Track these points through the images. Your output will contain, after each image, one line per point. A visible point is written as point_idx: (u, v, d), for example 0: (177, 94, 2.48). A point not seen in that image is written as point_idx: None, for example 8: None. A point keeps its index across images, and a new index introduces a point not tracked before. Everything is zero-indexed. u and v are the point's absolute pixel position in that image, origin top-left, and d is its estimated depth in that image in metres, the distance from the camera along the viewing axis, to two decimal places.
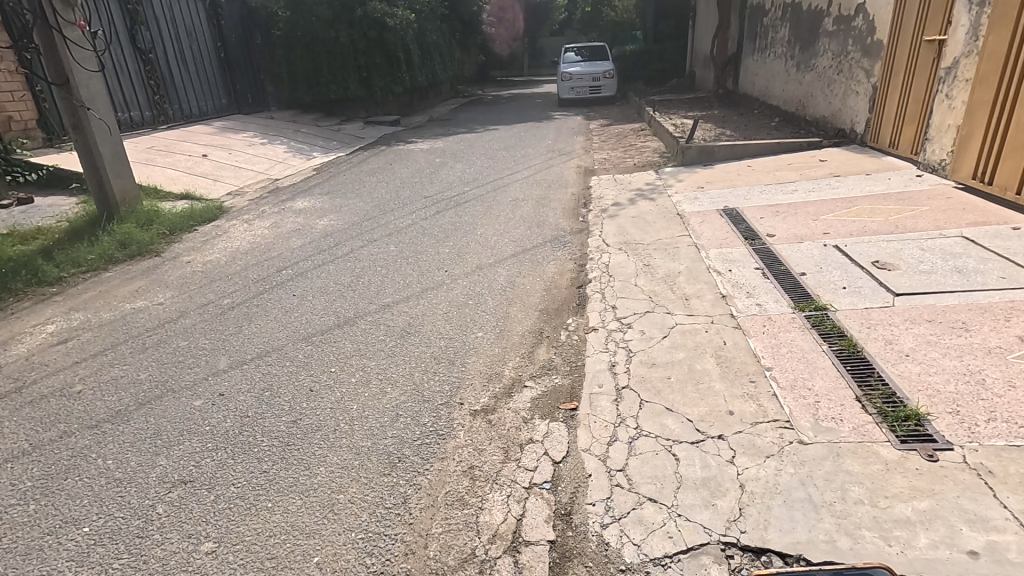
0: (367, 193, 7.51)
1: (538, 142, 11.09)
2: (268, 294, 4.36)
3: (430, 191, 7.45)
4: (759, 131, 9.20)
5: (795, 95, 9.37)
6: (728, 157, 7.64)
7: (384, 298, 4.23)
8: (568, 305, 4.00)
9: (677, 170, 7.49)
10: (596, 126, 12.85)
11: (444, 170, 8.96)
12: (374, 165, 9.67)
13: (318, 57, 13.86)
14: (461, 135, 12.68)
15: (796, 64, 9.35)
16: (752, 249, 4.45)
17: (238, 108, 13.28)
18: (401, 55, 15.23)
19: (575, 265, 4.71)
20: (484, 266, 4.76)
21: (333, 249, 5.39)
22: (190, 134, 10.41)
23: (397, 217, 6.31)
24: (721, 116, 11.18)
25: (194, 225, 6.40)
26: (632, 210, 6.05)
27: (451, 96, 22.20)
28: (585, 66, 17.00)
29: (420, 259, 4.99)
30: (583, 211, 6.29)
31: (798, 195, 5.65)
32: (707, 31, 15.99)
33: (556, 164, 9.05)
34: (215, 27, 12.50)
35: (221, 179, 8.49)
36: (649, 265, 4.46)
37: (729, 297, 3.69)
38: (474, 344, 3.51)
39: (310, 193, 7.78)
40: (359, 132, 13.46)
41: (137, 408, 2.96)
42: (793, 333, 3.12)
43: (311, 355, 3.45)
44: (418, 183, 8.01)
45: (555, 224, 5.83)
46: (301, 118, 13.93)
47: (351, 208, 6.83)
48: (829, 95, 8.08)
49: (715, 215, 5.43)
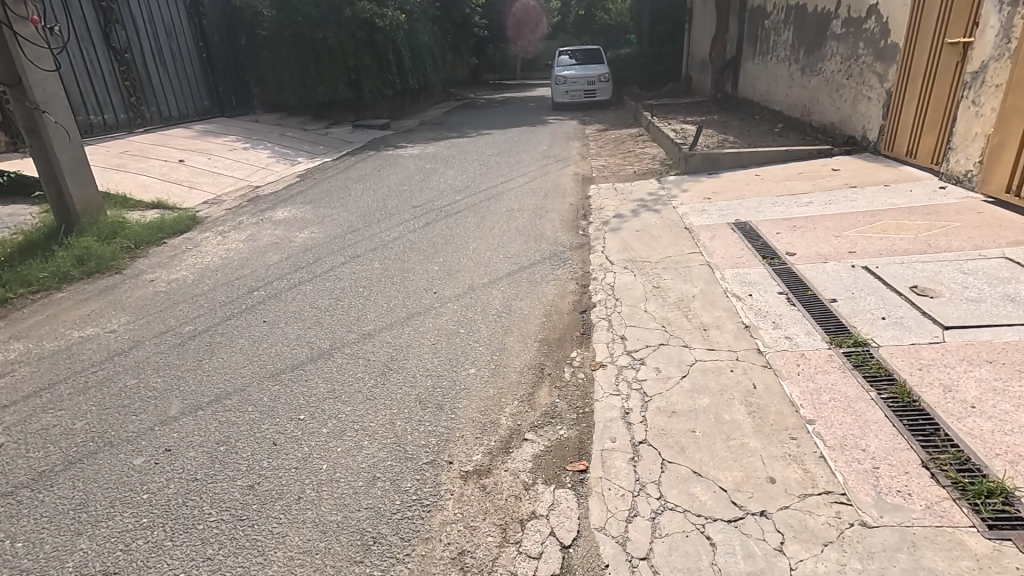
0: (352, 202, 7.06)
1: (534, 147, 10.68)
2: (235, 321, 3.90)
3: (419, 200, 7.01)
4: (763, 137, 8.84)
5: (800, 100, 9.02)
6: (734, 166, 7.26)
7: (365, 325, 3.78)
8: (570, 335, 3.57)
9: (681, 179, 7.09)
10: (592, 131, 12.47)
11: (434, 176, 8.52)
12: (361, 171, 9.21)
13: (305, 60, 13.41)
14: (453, 140, 12.26)
15: (801, 68, 9.00)
16: (772, 269, 4.05)
17: (221, 111, 12.77)
18: (391, 57, 14.79)
19: (577, 286, 4.29)
20: (477, 287, 4.32)
21: (312, 265, 4.93)
22: (168, 138, 9.91)
23: (382, 229, 5.86)
24: (721, 121, 10.82)
25: (163, 237, 5.92)
26: (635, 223, 5.65)
27: (443, 99, 21.77)
28: (580, 69, 16.64)
29: (407, 278, 4.54)
30: (583, 223, 5.88)
31: (814, 208, 5.26)
32: (704, 34, 15.69)
33: (552, 170, 8.64)
34: (196, 26, 11.99)
35: (197, 186, 8.01)
36: (659, 286, 4.05)
37: (753, 328, 3.28)
38: (465, 383, 3.07)
39: (292, 202, 7.31)
40: (347, 136, 13.00)
41: (64, 469, 2.49)
42: (833, 375, 2.72)
43: (278, 397, 3.00)
44: (407, 191, 7.57)
45: (554, 238, 5.41)
46: (287, 121, 13.45)
47: (334, 219, 6.37)
48: (837, 100, 7.73)
49: (726, 229, 5.03)
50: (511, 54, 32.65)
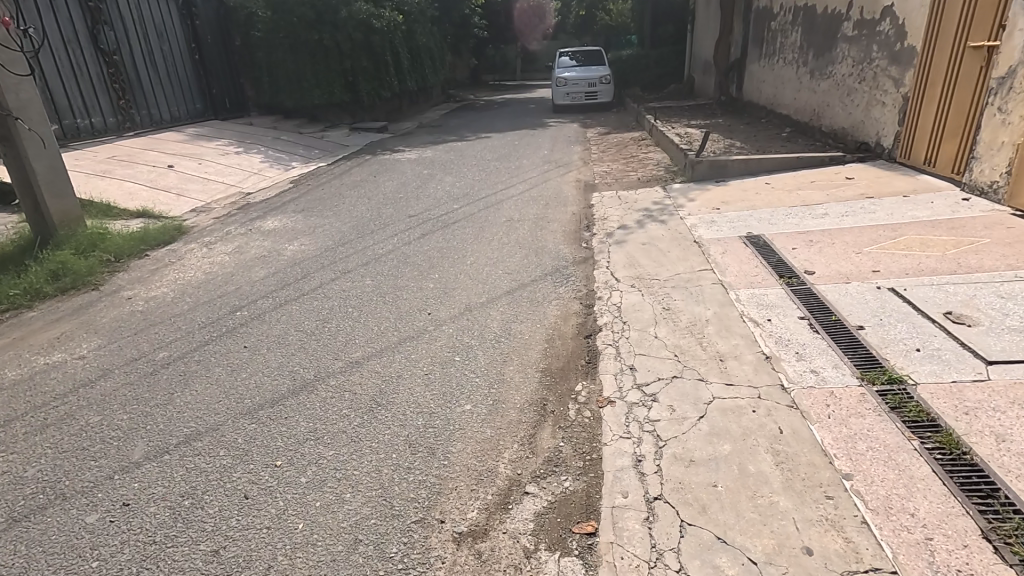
0: (345, 211, 6.79)
1: (534, 152, 10.41)
2: (213, 346, 3.62)
3: (416, 209, 6.73)
4: (771, 142, 8.57)
5: (808, 104, 8.75)
6: (742, 173, 6.98)
7: (353, 352, 3.50)
8: (575, 364, 3.29)
9: (687, 187, 6.82)
10: (594, 135, 12.19)
11: (431, 183, 8.24)
12: (356, 177, 8.94)
13: (300, 61, 13.14)
14: (451, 143, 11.99)
15: (810, 71, 8.73)
16: (790, 290, 3.78)
17: (215, 114, 12.49)
18: (389, 58, 14.52)
19: (581, 307, 4.01)
20: (474, 307, 4.05)
21: (299, 281, 4.66)
22: (158, 143, 9.65)
23: (376, 241, 5.59)
24: (726, 125, 10.55)
25: (146, 249, 5.64)
26: (641, 235, 5.37)
27: (441, 101, 21.49)
28: (580, 71, 16.37)
29: (400, 297, 4.27)
30: (586, 235, 5.61)
31: (830, 221, 4.99)
32: (708, 35, 15.42)
33: (554, 177, 8.37)
34: (189, 28, 11.73)
35: (186, 193, 7.74)
36: (670, 309, 3.78)
37: (774, 359, 3.01)
38: (459, 423, 2.79)
39: (283, 211, 7.04)
40: (343, 139, 12.74)
41: (8, 530, 2.22)
42: (869, 419, 2.44)
43: (254, 438, 2.72)
44: (403, 199, 7.30)
45: (556, 251, 5.14)
46: (282, 124, 13.18)
47: (326, 230, 6.10)
48: (849, 105, 7.46)
49: (738, 244, 4.76)
50: (511, 55, 32.44)
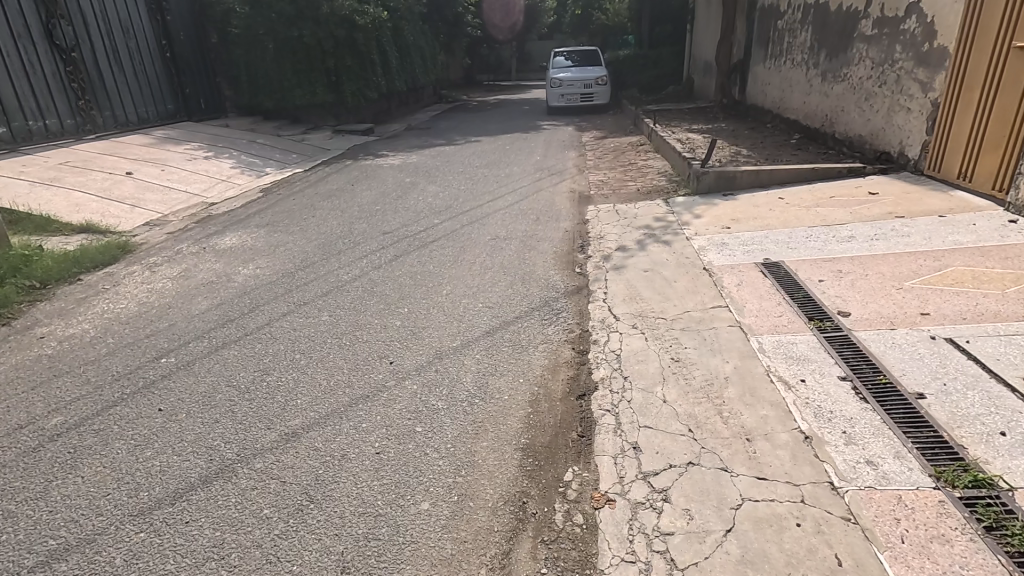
0: (313, 226, 6.12)
1: (526, 158, 9.77)
2: (120, 409, 2.95)
3: (392, 225, 6.08)
4: (780, 149, 7.95)
5: (820, 109, 8.13)
6: (752, 186, 6.35)
7: (290, 419, 2.84)
8: (563, 441, 2.64)
9: (692, 201, 6.17)
10: (590, 139, 11.54)
11: (414, 193, 7.59)
12: (332, 185, 8.26)
13: (281, 61, 12.54)
14: (439, 148, 11.33)
15: (822, 73, 8.11)
16: (824, 339, 3.14)
17: (189, 115, 11.80)
18: (374, 57, 13.84)
19: (573, 354, 3.37)
20: (446, 354, 3.40)
21: (246, 316, 3.99)
22: (119, 147, 8.96)
23: (342, 265, 4.93)
24: (730, 130, 9.93)
25: (79, 272, 4.97)
26: (642, 259, 4.74)
27: (433, 101, 20.81)
28: (576, 71, 15.71)
29: (358, 340, 3.60)
30: (580, 258, 4.95)
31: (858, 245, 4.37)
32: (709, 35, 14.78)
33: (545, 186, 7.73)
34: (159, 24, 11.03)
35: (141, 204, 7.06)
36: (679, 361, 3.13)
37: (816, 440, 2.37)
38: (410, 534, 2.14)
39: (245, 224, 6.37)
40: (325, 143, 12.07)
41: None
42: (961, 550, 1.81)
43: (137, 557, 2.06)
44: (380, 212, 6.63)
45: (546, 279, 4.49)
46: (260, 126, 12.49)
47: (288, 249, 5.44)
48: (866, 110, 6.84)
49: (755, 273, 4.13)
50: (506, 55, 31.71)
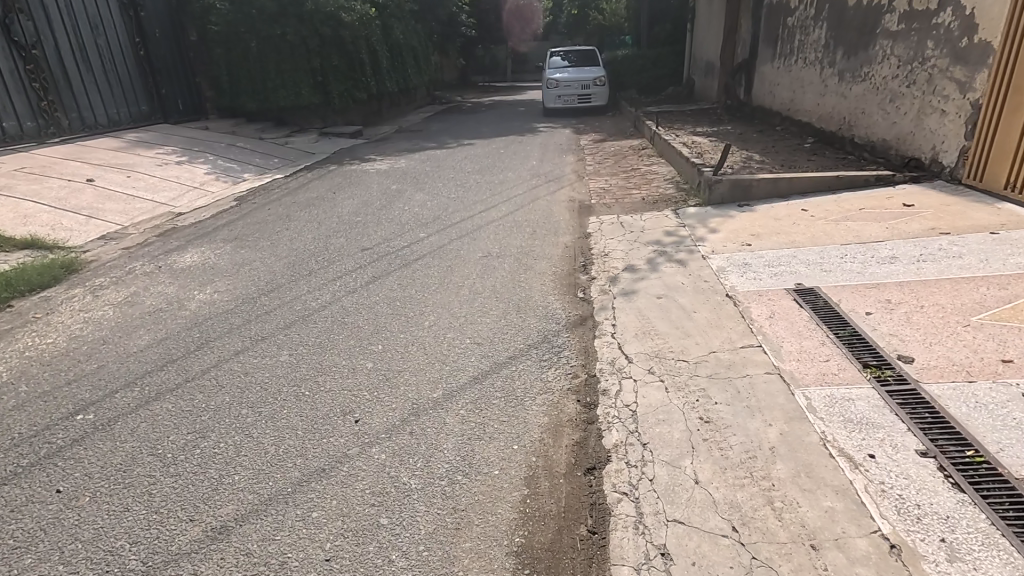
0: (285, 241, 5.51)
1: (522, 162, 9.19)
2: (7, 490, 2.33)
3: (373, 239, 5.48)
4: (794, 155, 7.39)
5: (837, 111, 7.58)
6: (770, 196, 5.77)
7: (220, 507, 2.23)
8: (568, 540, 2.05)
9: (704, 212, 5.60)
10: (589, 143, 10.97)
11: (400, 202, 6.99)
12: (313, 193, 7.66)
13: (265, 60, 11.96)
14: (430, 151, 10.73)
15: (839, 73, 7.56)
16: (887, 394, 2.56)
17: (165, 117, 11.16)
18: (364, 57, 13.29)
19: (578, 409, 2.79)
20: (424, 409, 2.80)
21: (192, 355, 3.39)
22: (84, 152, 8.34)
23: (312, 288, 4.33)
24: (737, 134, 9.38)
25: (11, 297, 4.35)
26: (654, 282, 4.16)
27: (426, 103, 20.21)
28: (573, 72, 15.15)
29: (320, 389, 3.01)
30: (583, 281, 4.37)
31: (904, 267, 3.80)
32: (711, 34, 14.22)
33: (542, 194, 7.15)
34: (132, 20, 10.42)
35: (100, 214, 6.44)
36: (710, 422, 2.54)
37: (906, 551, 1.79)
38: None
39: (211, 238, 5.76)
40: (309, 146, 11.45)
41: None
42: None
43: None
44: (361, 224, 6.04)
45: (545, 307, 3.91)
46: (242, 129, 11.87)
47: (255, 268, 4.84)
48: (891, 112, 6.29)
49: (789, 301, 3.55)
50: (501, 55, 31.17)
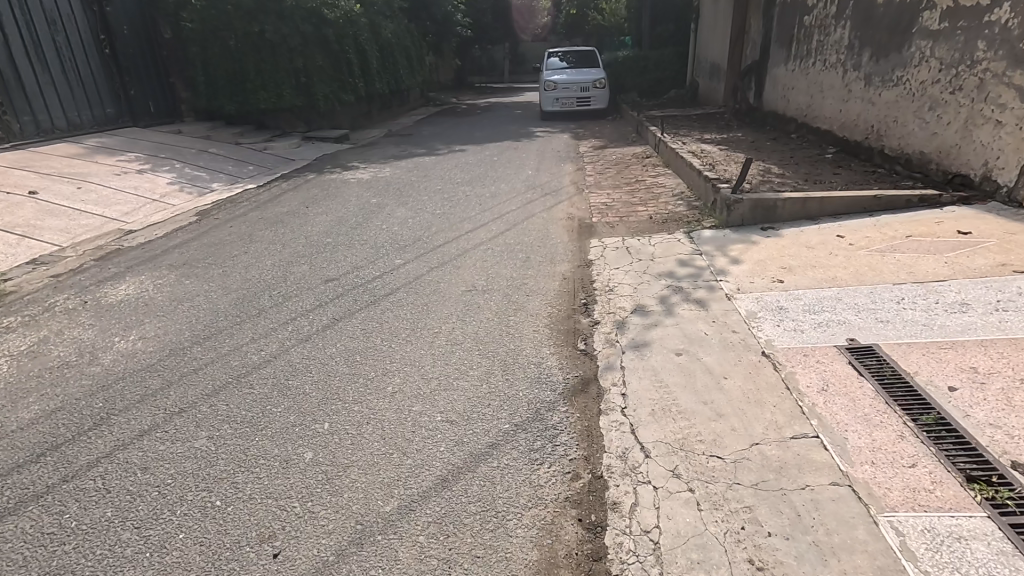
0: (239, 269, 4.77)
1: (516, 172, 8.48)
2: None
3: (340, 267, 4.75)
4: (817, 167, 6.68)
5: (864, 120, 6.86)
6: (798, 218, 5.04)
7: None
8: None
9: (722, 237, 4.88)
10: (589, 149, 10.27)
11: (379, 218, 6.26)
12: (283, 207, 6.91)
13: (243, 59, 11.21)
14: (418, 158, 10.01)
15: (865, 76, 6.84)
16: (1013, 532, 1.83)
17: (134, 121, 10.42)
18: (349, 57, 12.75)
19: (579, 536, 2.06)
20: (370, 535, 2.07)
21: (83, 438, 2.63)
22: (34, 159, 7.58)
23: (258, 335, 3.60)
24: (749, 142, 8.67)
25: None
26: (669, 330, 3.43)
27: (419, 105, 19.50)
28: (571, 73, 14.42)
29: (235, 497, 2.27)
30: (583, 327, 3.64)
31: (980, 318, 3.08)
32: (716, 34, 13.48)
33: (537, 210, 6.43)
34: (96, 16, 9.69)
35: (36, 233, 5.69)
36: (765, 572, 1.81)
37: None
38: None
39: (156, 265, 5.02)
40: (290, 152, 10.70)
41: None
42: None
43: None
44: (330, 247, 5.30)
45: (538, 367, 3.17)
46: (218, 133, 11.12)
47: (196, 305, 4.10)
48: (931, 122, 5.58)
49: (844, 366, 2.82)
50: (499, 56, 30.54)
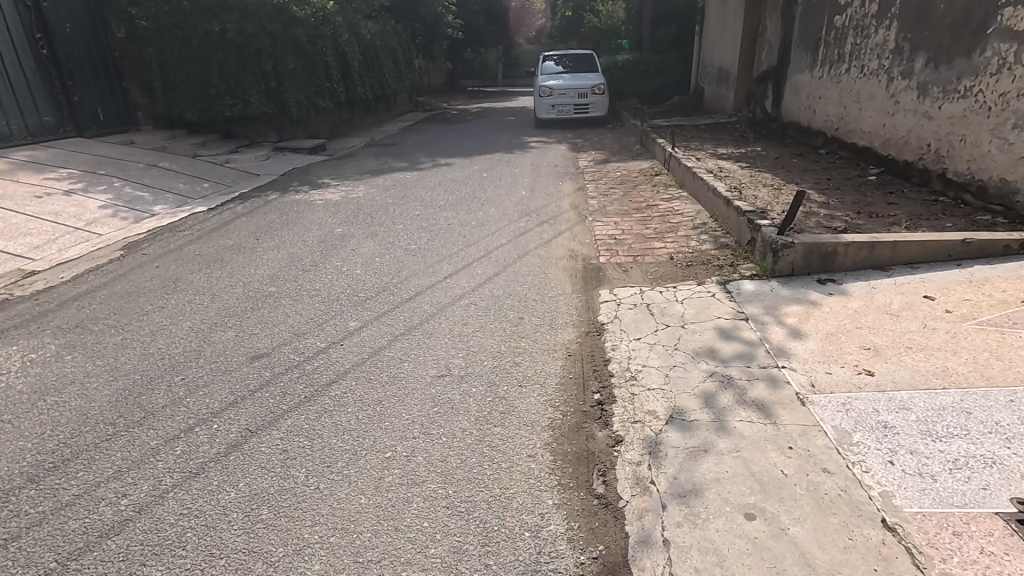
0: (143, 338, 3.66)
1: (508, 193, 7.38)
2: None
3: (277, 335, 3.65)
4: (864, 193, 5.63)
5: (917, 138, 5.82)
6: (864, 267, 3.98)
7: None
8: None
9: (769, 294, 3.82)
10: (590, 164, 9.22)
11: (339, 256, 5.15)
12: (229, 239, 5.79)
13: (203, 61, 10.06)
14: (398, 173, 8.91)
15: (919, 85, 5.80)
16: None
17: (78, 130, 9.31)
18: (325, 59, 11.68)
19: None
20: None
21: None
22: None
23: (130, 464, 2.48)
24: (773, 159, 7.64)
25: None
26: (729, 461, 2.35)
27: (407, 110, 18.42)
28: (568, 78, 13.33)
29: None
30: (601, 449, 2.55)
31: None
32: (725, 36, 12.43)
33: (531, 245, 5.34)
34: (29, 12, 8.58)
35: None
36: None
37: None
38: None
39: (39, 327, 3.89)
40: (255, 165, 9.57)
41: None
42: None
43: None
44: (272, 300, 4.20)
45: (536, 537, 2.08)
46: (176, 143, 9.98)
47: (62, 401, 2.97)
48: (1015, 142, 4.54)
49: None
50: (493, 59, 29.55)
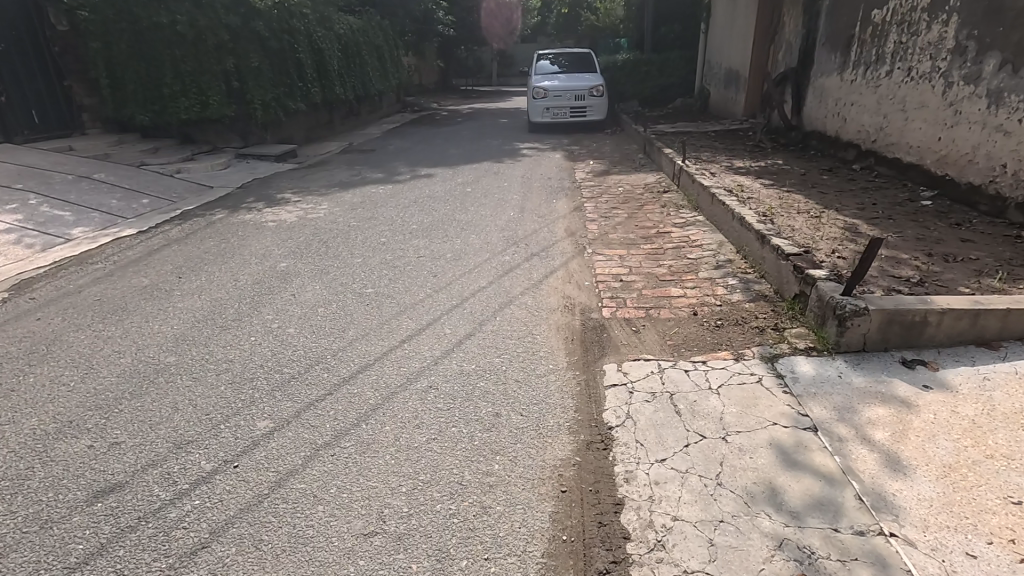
0: None
1: (492, 213, 6.31)
2: None
3: (147, 448, 2.56)
4: (926, 225, 4.59)
5: (986, 156, 4.79)
6: (961, 343, 2.94)
7: None
8: None
9: (839, 383, 2.77)
10: (589, 176, 8.16)
11: (274, 304, 4.08)
12: (146, 276, 4.72)
13: (154, 58, 8.96)
14: (370, 187, 7.83)
15: (989, 91, 4.76)
16: None
17: (7, 137, 8.21)
18: (294, 56, 10.58)
19: None
20: None
21: None
22: None
23: None
24: (801, 175, 6.59)
25: None
26: None
27: (394, 111, 17.33)
28: (564, 79, 12.27)
29: None
30: None
31: None
32: (734, 35, 11.43)
33: (517, 289, 4.28)
34: None
35: None
36: None
37: None
38: None
39: None
40: (210, 175, 8.46)
41: None
42: None
43: None
44: (163, 379, 3.12)
45: None
46: (121, 149, 8.85)
47: None
48: None
49: None
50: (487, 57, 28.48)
